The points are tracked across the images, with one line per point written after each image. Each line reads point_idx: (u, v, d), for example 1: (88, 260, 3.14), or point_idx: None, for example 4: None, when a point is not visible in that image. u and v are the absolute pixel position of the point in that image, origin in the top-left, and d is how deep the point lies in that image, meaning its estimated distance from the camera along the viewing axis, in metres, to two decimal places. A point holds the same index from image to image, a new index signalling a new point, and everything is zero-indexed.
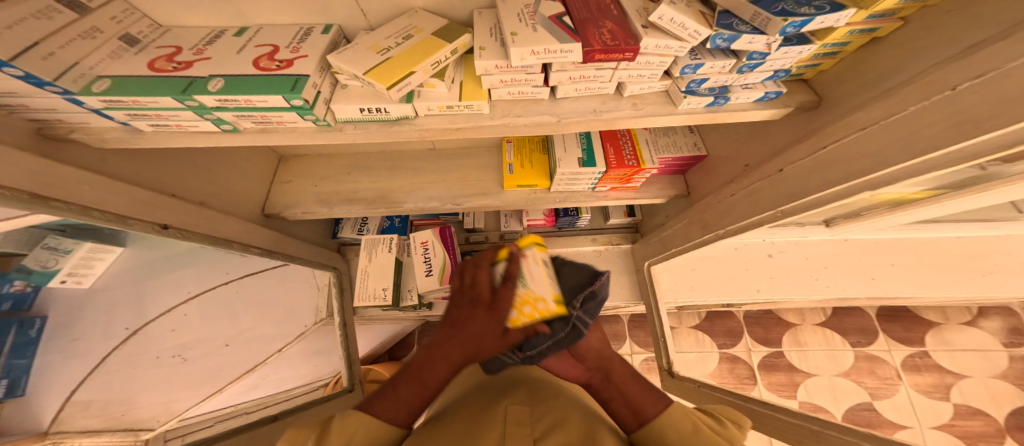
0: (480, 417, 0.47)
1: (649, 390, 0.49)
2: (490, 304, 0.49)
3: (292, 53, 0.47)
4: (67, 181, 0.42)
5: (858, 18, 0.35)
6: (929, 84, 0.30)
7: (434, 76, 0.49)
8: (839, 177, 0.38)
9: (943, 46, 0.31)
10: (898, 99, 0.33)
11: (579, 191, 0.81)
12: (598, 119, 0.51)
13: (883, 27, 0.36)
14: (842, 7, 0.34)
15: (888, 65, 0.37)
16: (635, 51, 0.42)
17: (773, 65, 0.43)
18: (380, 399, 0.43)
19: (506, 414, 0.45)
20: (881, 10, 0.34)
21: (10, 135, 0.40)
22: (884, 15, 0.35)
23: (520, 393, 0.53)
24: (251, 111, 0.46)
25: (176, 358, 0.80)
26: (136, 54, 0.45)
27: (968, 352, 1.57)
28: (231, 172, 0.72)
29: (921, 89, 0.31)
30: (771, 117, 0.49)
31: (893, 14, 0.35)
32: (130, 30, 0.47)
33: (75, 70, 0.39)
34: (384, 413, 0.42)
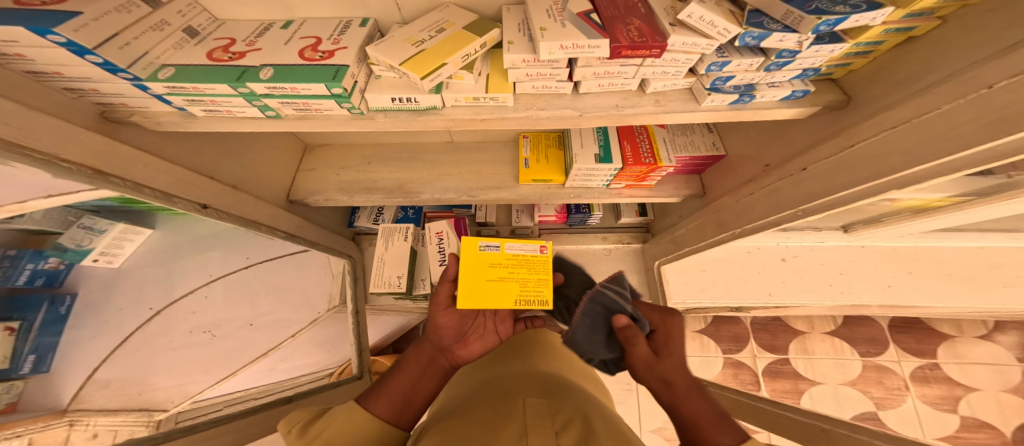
0: (496, 409, 0.43)
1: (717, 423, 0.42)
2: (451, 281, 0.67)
3: (333, 45, 0.50)
4: (121, 161, 0.45)
5: (894, 17, 0.36)
6: (965, 82, 0.31)
7: (463, 68, 0.51)
8: (867, 176, 0.39)
9: (979, 45, 0.32)
10: (933, 98, 0.33)
11: (593, 187, 0.82)
12: (621, 114, 0.53)
13: (919, 27, 0.37)
14: (880, 5, 0.34)
15: (921, 65, 0.37)
16: (662, 48, 0.43)
17: (803, 64, 0.43)
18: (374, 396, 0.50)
19: (531, 405, 0.43)
20: (919, 9, 0.35)
21: (78, 116, 0.44)
22: (921, 14, 0.36)
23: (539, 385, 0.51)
24: (295, 98, 0.49)
25: (205, 334, 0.85)
26: (196, 45, 0.49)
27: (979, 365, 1.55)
28: (262, 159, 0.74)
29: (955, 88, 0.31)
30: (798, 116, 0.50)
31: (932, 13, 0.35)
32: (192, 22, 0.49)
33: (144, 59, 0.42)
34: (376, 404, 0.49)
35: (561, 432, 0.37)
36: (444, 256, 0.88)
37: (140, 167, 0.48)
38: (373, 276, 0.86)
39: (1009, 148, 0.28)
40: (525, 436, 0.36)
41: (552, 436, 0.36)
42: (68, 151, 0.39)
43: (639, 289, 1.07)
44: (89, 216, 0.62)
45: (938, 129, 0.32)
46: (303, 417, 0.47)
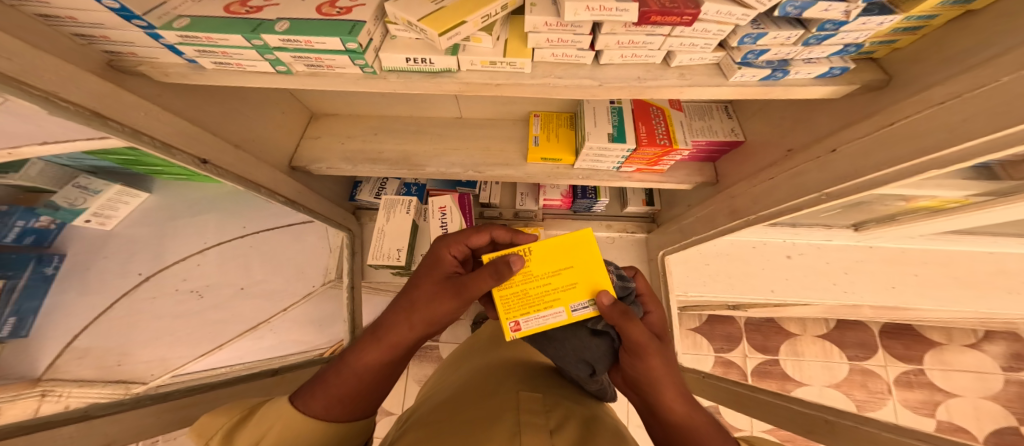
0: (486, 409, 0.45)
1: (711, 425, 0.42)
2: (454, 290, 0.47)
3: (351, 1, 0.47)
4: (100, 98, 0.40)
5: None
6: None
7: (482, 30, 0.48)
8: (904, 156, 0.37)
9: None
10: (989, 70, 0.31)
11: (603, 171, 0.80)
12: (642, 87, 0.51)
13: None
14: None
15: (976, 39, 0.35)
16: (694, 15, 0.42)
17: (846, 38, 0.42)
18: (315, 391, 0.44)
19: (520, 402, 0.46)
20: None
21: (85, 63, 0.41)
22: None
23: (527, 383, 0.54)
24: (309, 53, 0.45)
25: (192, 293, 0.86)
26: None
27: (964, 372, 1.58)
28: (268, 122, 0.71)
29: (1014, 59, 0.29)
30: (833, 94, 0.48)
31: None
32: None
33: (161, 9, 0.40)
34: (315, 405, 0.43)
35: (553, 435, 0.40)
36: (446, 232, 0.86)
37: (141, 115, 0.45)
38: (373, 248, 0.84)
39: None
40: (518, 436, 0.38)
41: (544, 437, 0.38)
42: (67, 91, 0.36)
43: None
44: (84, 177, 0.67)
45: (991, 103, 0.30)
46: (222, 424, 0.41)
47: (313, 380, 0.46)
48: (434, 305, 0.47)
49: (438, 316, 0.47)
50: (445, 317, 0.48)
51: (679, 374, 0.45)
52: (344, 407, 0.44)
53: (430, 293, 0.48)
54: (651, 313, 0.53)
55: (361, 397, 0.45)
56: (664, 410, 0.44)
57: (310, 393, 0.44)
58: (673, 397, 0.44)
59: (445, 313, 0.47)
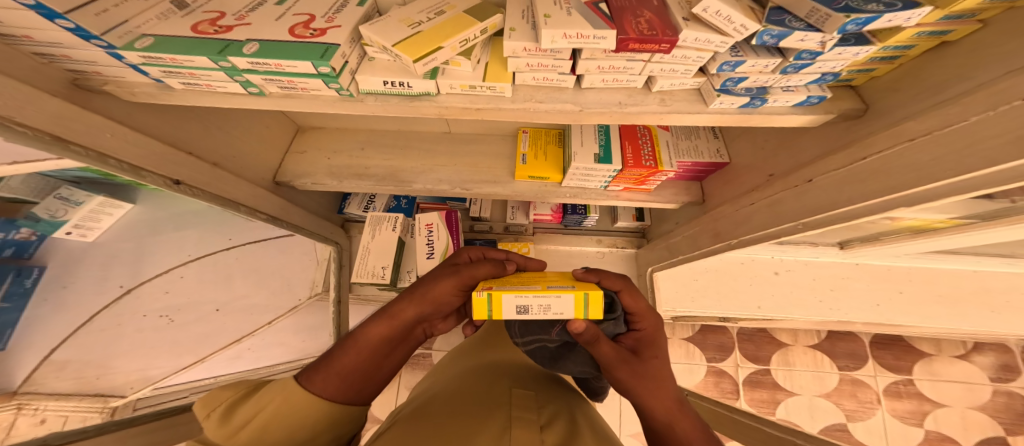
0: (478, 402, 0.45)
1: (703, 439, 0.40)
2: (456, 271, 0.48)
3: (327, 22, 0.46)
4: (52, 121, 0.38)
5: (930, 18, 0.32)
6: (995, 91, 0.28)
7: (462, 54, 0.48)
8: (876, 190, 0.37)
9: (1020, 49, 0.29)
10: (958, 108, 0.31)
11: (590, 189, 0.81)
12: (622, 112, 0.51)
13: (957, 30, 0.34)
14: (916, 5, 0.31)
15: (951, 71, 0.35)
16: (672, 43, 0.41)
17: (823, 67, 0.41)
18: (316, 373, 0.41)
19: (512, 400, 0.45)
20: (959, 11, 0.31)
21: (43, 82, 0.40)
22: (960, 16, 0.32)
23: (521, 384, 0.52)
24: (279, 76, 0.45)
25: (163, 319, 0.80)
26: (183, 17, 0.45)
27: (952, 382, 1.59)
28: (251, 138, 0.70)
29: (984, 97, 0.29)
30: (809, 124, 0.48)
31: (972, 16, 0.32)
32: None
33: (123, 28, 0.39)
34: (318, 386, 0.40)
35: (544, 431, 0.39)
36: (432, 250, 0.86)
37: (107, 137, 0.44)
38: (358, 266, 0.83)
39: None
40: (508, 431, 0.37)
41: (535, 434, 0.38)
42: (23, 115, 0.35)
43: None
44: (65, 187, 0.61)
45: (961, 142, 0.29)
46: (226, 398, 0.40)
47: (313, 365, 0.43)
48: (436, 286, 0.47)
49: (437, 296, 0.47)
50: (445, 300, 0.47)
51: (663, 384, 0.43)
52: (342, 386, 0.41)
53: (432, 277, 0.49)
54: (640, 328, 0.48)
55: (365, 379, 0.42)
56: (649, 418, 0.42)
57: (316, 367, 0.42)
58: (657, 407, 0.41)
59: (445, 293, 0.47)
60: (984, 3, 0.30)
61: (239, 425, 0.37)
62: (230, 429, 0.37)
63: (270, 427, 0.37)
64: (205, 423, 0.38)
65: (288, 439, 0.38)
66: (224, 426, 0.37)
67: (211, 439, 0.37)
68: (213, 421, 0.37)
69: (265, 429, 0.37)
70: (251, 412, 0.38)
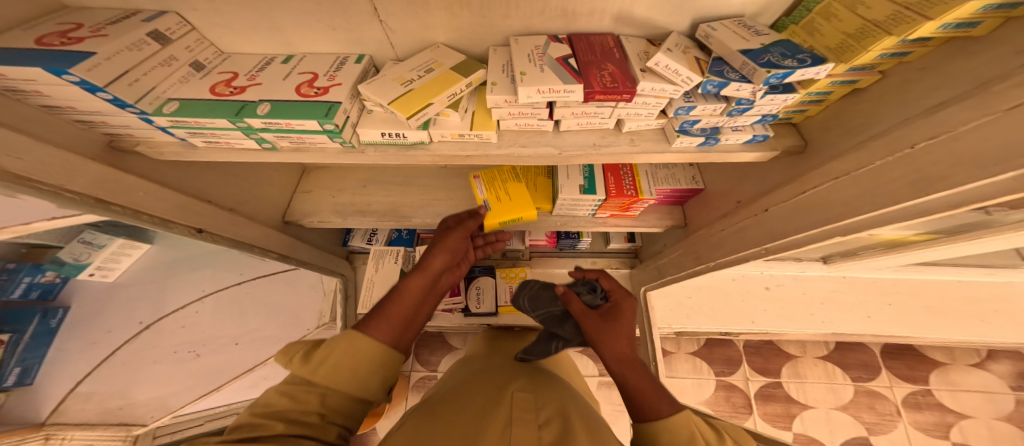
0: (480, 396, 0.48)
1: (658, 391, 0.49)
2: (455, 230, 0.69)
3: (329, 81, 0.48)
4: (128, 188, 0.45)
5: (839, 70, 0.39)
6: (894, 140, 0.35)
7: (449, 106, 0.53)
8: (817, 220, 0.42)
9: (910, 102, 0.36)
10: (867, 152, 0.37)
11: (580, 216, 0.87)
12: (597, 152, 0.56)
13: (863, 79, 0.40)
14: (822, 62, 0.38)
15: (866, 117, 0.41)
16: (632, 94, 0.47)
17: (761, 110, 0.47)
18: (370, 326, 0.46)
19: (513, 398, 0.46)
20: (859, 64, 0.38)
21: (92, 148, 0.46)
22: (863, 68, 0.39)
23: (522, 380, 0.54)
24: (291, 133, 0.46)
25: (190, 354, 0.92)
26: (202, 79, 0.45)
27: (972, 392, 1.55)
28: (274, 185, 0.78)
29: (886, 145, 0.35)
30: (759, 159, 0.53)
31: (872, 68, 0.39)
32: (199, 57, 0.47)
33: (151, 94, 0.39)
34: (378, 335, 0.45)
35: (541, 430, 0.42)
36: None
37: (141, 195, 0.46)
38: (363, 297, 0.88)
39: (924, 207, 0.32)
40: (508, 430, 0.40)
41: (532, 433, 0.40)
42: (71, 183, 0.38)
43: (627, 314, 1.13)
44: (89, 230, 0.57)
45: (872, 183, 0.35)
46: (303, 347, 0.43)
47: (359, 322, 0.47)
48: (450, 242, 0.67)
49: (451, 245, 0.66)
50: (456, 248, 0.67)
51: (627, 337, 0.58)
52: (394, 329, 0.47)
53: (440, 238, 0.68)
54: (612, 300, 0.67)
55: (414, 322, 0.50)
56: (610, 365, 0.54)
57: (366, 323, 0.47)
58: (620, 353, 0.55)
59: (456, 241, 0.68)
60: (878, 58, 0.37)
61: (318, 362, 0.41)
62: (310, 366, 0.41)
63: (346, 365, 0.42)
64: (291, 366, 0.41)
65: (352, 375, 0.42)
66: (306, 364, 0.41)
67: (297, 376, 0.41)
68: (296, 361, 0.41)
69: (338, 366, 0.41)
70: (327, 352, 0.42)
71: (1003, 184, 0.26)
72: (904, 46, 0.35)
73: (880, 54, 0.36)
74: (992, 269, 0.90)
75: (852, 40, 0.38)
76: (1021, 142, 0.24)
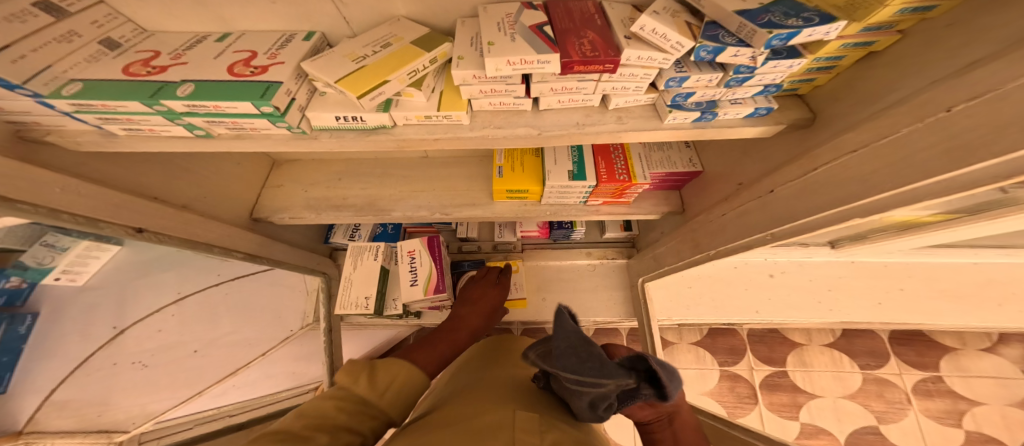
0: (484, 403, 0.46)
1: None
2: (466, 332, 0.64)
3: (270, 59, 0.43)
4: (41, 183, 0.39)
5: (850, 30, 0.33)
6: (920, 105, 0.28)
7: (412, 85, 0.47)
8: (829, 201, 0.36)
9: (936, 61, 0.29)
10: (888, 120, 0.31)
11: (571, 205, 0.82)
12: (581, 132, 0.50)
13: (880, 40, 0.34)
14: (832, 19, 0.31)
15: (882, 83, 0.34)
16: (616, 63, 0.41)
17: (764, 79, 0.40)
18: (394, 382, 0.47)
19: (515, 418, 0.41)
20: (875, 23, 0.32)
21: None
22: (879, 27, 0.33)
23: (517, 395, 0.49)
24: (223, 118, 0.40)
25: (135, 365, 0.82)
26: (116, 58, 0.40)
27: (984, 378, 1.50)
28: (234, 180, 0.72)
29: (909, 112, 0.29)
30: (763, 134, 0.47)
31: (891, 27, 0.32)
32: (112, 34, 0.41)
33: (46, 73, 0.34)
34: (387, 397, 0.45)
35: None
36: (415, 276, 0.86)
37: (57, 190, 0.41)
38: (341, 297, 0.83)
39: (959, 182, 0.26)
40: None
41: None
42: None
43: (624, 306, 1.08)
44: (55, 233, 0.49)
45: (895, 156, 0.29)
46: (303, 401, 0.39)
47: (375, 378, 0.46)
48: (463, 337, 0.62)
49: None
50: None
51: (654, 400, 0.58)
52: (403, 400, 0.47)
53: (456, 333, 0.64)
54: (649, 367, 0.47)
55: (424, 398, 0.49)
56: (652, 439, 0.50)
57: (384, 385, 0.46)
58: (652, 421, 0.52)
59: None
60: (896, 15, 0.30)
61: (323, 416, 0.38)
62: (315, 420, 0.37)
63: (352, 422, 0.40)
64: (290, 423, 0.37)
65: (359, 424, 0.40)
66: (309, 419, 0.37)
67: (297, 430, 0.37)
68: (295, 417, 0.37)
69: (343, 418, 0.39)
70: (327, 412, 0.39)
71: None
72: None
73: (898, 10, 0.30)
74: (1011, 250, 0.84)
75: None
76: None
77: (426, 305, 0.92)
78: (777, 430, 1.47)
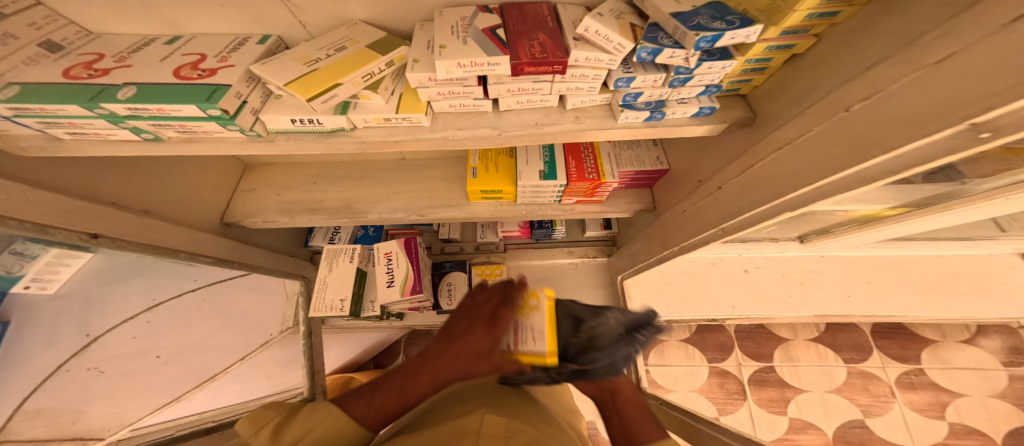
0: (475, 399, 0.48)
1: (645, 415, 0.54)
2: (489, 321, 0.51)
3: (219, 62, 0.43)
4: None
5: (771, 34, 0.33)
6: (829, 103, 0.30)
7: (368, 88, 0.48)
8: (764, 198, 0.37)
9: (845, 61, 0.30)
10: (808, 119, 0.32)
11: (546, 204, 0.83)
12: (539, 132, 0.51)
13: (798, 43, 0.35)
14: (750, 23, 0.32)
15: (802, 85, 0.35)
16: (564, 64, 0.42)
17: (704, 80, 0.41)
18: (356, 399, 0.46)
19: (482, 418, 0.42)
20: (791, 27, 0.32)
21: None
22: (796, 31, 0.33)
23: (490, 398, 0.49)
24: (169, 121, 0.40)
25: (93, 371, 0.79)
26: (57, 61, 0.39)
27: (964, 370, 1.53)
28: (201, 183, 0.72)
29: (822, 110, 0.30)
30: (710, 133, 0.48)
31: (806, 30, 0.33)
32: (53, 36, 0.40)
33: None
34: (354, 413, 0.44)
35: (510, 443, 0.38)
36: (392, 277, 0.86)
37: (8, 198, 0.40)
38: (317, 300, 0.83)
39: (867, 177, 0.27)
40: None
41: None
42: None
43: (606, 304, 1.09)
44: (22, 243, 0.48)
45: (813, 152, 0.31)
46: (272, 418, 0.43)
47: (351, 391, 0.47)
48: (474, 340, 0.49)
49: (471, 353, 0.49)
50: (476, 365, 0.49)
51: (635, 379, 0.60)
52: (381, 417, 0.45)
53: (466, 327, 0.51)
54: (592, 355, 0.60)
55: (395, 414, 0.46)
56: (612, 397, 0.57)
57: (348, 398, 0.46)
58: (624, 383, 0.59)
59: (477, 350, 0.49)
60: (806, 20, 0.31)
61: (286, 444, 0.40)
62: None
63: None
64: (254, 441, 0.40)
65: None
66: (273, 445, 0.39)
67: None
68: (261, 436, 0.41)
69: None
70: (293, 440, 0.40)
71: (942, 144, 0.21)
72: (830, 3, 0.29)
73: (806, 15, 0.30)
74: (975, 243, 0.86)
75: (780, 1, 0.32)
76: (966, 92, 0.19)
77: (405, 306, 0.92)
78: (768, 427, 1.48)
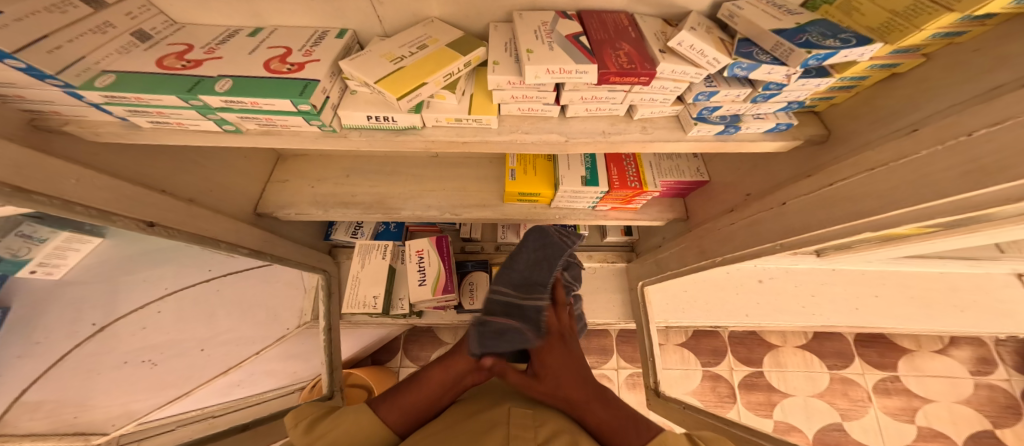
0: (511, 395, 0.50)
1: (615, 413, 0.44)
2: None
3: (305, 56, 0.42)
4: (56, 173, 0.37)
5: (881, 52, 0.36)
6: (945, 128, 0.31)
7: (446, 87, 0.47)
8: (844, 216, 0.39)
9: (959, 88, 0.33)
10: (911, 142, 0.34)
11: (579, 209, 0.84)
12: (607, 141, 0.52)
13: (905, 62, 0.37)
14: (868, 41, 0.34)
15: (900, 106, 0.38)
16: (651, 75, 0.42)
17: (789, 96, 0.43)
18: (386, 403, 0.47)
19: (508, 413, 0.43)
20: (905, 45, 0.35)
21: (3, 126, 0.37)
22: (908, 50, 0.35)
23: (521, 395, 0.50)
24: (257, 114, 0.40)
25: (146, 363, 0.76)
26: (148, 51, 0.39)
27: (936, 378, 1.63)
28: (236, 172, 0.69)
29: (935, 134, 0.32)
30: (781, 148, 0.50)
31: (918, 50, 0.35)
32: (144, 26, 0.41)
33: (80, 64, 0.33)
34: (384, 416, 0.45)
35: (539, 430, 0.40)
36: (424, 276, 0.86)
37: (73, 183, 0.38)
38: (348, 295, 0.82)
39: (970, 202, 0.29)
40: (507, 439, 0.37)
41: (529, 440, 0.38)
42: None
43: (621, 309, 1.10)
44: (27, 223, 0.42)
45: (916, 174, 0.32)
46: (312, 413, 0.44)
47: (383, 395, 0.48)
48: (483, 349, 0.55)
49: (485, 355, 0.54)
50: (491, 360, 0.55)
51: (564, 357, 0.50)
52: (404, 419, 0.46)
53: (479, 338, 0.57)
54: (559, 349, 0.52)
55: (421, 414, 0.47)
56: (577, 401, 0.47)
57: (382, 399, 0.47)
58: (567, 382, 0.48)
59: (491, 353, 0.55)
60: (929, 39, 0.33)
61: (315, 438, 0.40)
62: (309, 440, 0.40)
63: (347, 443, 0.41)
64: (293, 432, 0.41)
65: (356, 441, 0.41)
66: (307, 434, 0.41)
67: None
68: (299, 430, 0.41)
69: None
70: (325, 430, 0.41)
71: None
72: (963, 24, 0.31)
73: (933, 33, 0.32)
74: (974, 262, 0.92)
75: (899, 20, 0.34)
76: None
77: (430, 305, 0.91)
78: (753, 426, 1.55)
